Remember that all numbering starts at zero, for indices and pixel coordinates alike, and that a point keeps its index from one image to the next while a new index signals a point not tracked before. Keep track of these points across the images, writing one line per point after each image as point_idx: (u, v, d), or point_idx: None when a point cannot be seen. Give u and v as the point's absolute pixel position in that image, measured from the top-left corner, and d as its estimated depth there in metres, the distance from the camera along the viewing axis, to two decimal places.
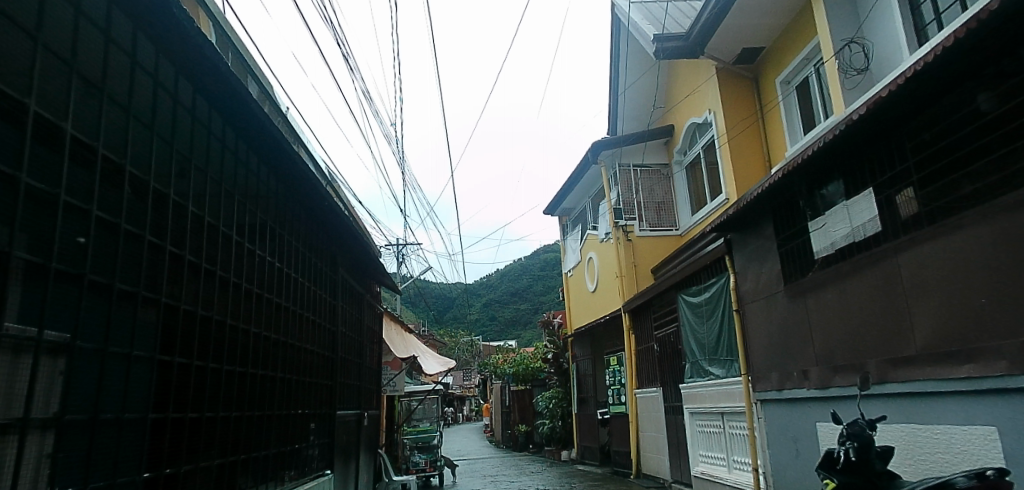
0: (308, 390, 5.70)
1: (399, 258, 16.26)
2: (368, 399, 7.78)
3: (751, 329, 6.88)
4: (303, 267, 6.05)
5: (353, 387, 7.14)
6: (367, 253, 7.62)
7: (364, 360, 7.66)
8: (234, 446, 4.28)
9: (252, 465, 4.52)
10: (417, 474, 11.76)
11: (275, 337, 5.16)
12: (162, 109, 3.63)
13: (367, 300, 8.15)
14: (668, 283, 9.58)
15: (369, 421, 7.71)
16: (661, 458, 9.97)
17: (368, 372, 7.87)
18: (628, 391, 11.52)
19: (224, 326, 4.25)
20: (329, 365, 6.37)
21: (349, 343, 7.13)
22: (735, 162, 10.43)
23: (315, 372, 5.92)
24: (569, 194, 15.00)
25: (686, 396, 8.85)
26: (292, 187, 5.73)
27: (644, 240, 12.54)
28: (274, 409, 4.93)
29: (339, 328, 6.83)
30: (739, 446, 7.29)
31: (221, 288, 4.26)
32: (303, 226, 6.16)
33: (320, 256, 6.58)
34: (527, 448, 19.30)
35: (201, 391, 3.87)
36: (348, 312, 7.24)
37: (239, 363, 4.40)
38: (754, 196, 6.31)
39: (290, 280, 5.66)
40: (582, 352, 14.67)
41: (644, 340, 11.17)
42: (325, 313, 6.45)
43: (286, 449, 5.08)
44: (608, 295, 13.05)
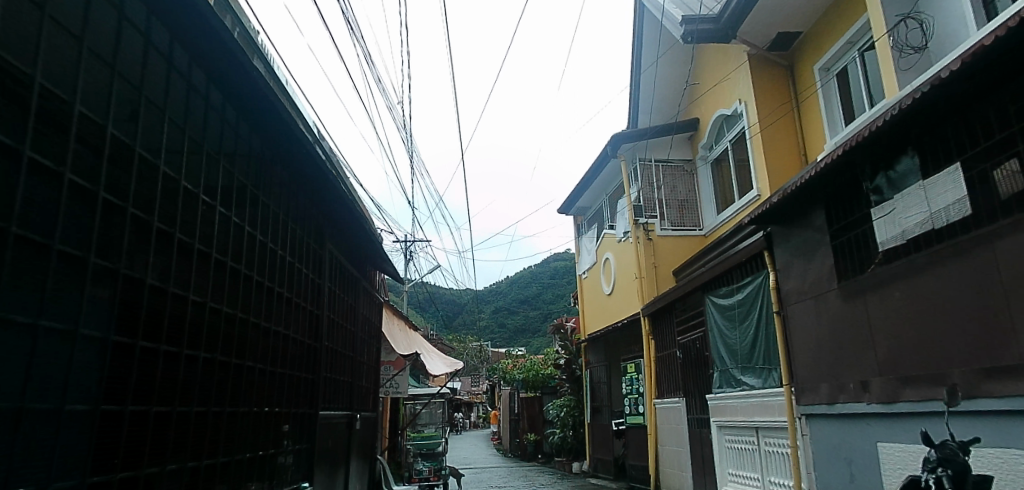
0: (291, 386, 4.99)
1: (406, 255, 15.56)
2: (362, 401, 7.05)
3: (796, 334, 6.08)
4: (296, 246, 5.30)
5: (343, 383, 6.37)
6: (370, 238, 6.90)
7: (357, 356, 6.91)
8: (207, 450, 3.59)
9: (226, 470, 3.81)
10: (420, 483, 11.01)
11: (261, 324, 4.46)
12: (133, 41, 2.95)
13: (365, 287, 7.41)
14: (694, 284, 8.77)
15: (362, 424, 6.99)
16: (683, 475, 9.16)
17: (363, 371, 7.13)
18: (647, 401, 10.71)
19: (203, 307, 3.56)
20: (318, 359, 5.66)
21: (339, 336, 6.38)
22: (768, 155, 9.58)
23: (300, 366, 5.22)
24: (585, 192, 14.18)
25: (714, 408, 8.03)
26: (285, 155, 4.97)
27: (665, 239, 11.63)
28: (251, 405, 4.20)
29: (331, 318, 6.10)
30: (777, 465, 6.51)
31: (201, 263, 3.57)
32: (297, 199, 5.39)
33: (315, 237, 5.82)
34: (535, 458, 18.52)
35: (169, 383, 3.18)
36: (342, 301, 6.48)
37: (216, 352, 3.71)
38: (806, 179, 5.51)
39: (280, 258, 4.90)
40: (596, 358, 13.88)
41: (665, 346, 10.33)
42: (314, 299, 5.70)
43: (262, 453, 4.35)
44: (626, 298, 12.17)
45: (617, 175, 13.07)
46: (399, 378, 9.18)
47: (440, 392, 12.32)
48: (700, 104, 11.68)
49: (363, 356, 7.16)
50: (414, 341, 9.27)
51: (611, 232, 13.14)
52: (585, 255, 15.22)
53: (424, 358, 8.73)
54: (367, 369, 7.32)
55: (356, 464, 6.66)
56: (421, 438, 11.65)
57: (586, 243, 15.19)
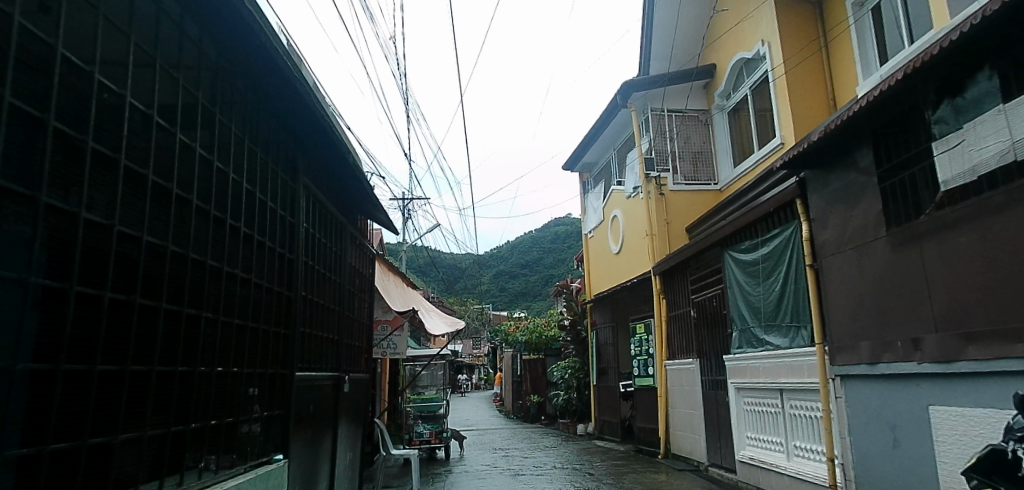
0: (277, 343, 4.35)
1: (405, 214, 14.93)
2: (357, 361, 6.53)
3: (831, 288, 5.53)
4: (281, 188, 4.58)
5: (327, 339, 5.51)
6: (359, 182, 5.99)
7: (349, 316, 6.27)
8: (162, 417, 2.86)
9: (177, 442, 2.99)
10: (421, 446, 10.65)
11: (240, 274, 3.76)
12: None
13: (351, 234, 6.52)
14: (713, 239, 8.17)
15: (355, 384, 6.42)
16: (696, 438, 8.78)
17: (357, 329, 6.56)
18: (656, 362, 10.28)
19: (164, 250, 2.85)
20: (309, 315, 5.00)
21: (332, 291, 5.76)
22: (795, 99, 8.73)
23: (292, 323, 4.56)
24: (592, 146, 13.37)
25: (731, 369, 7.60)
26: (269, 89, 4.19)
27: (678, 194, 10.87)
28: (210, 365, 3.33)
29: (320, 271, 5.43)
30: (804, 429, 6.13)
31: (162, 195, 2.86)
32: (281, 138, 4.64)
33: (305, 184, 5.09)
34: (538, 420, 18.38)
35: (116, 338, 2.50)
36: (333, 253, 5.82)
37: (182, 303, 3.02)
38: (854, 114, 4.83)
39: (263, 203, 4.21)
40: (602, 319, 13.42)
41: (679, 305, 9.76)
42: (304, 249, 5.02)
43: (225, 422, 3.50)
44: (635, 257, 11.58)
45: (626, 127, 12.15)
46: (397, 339, 8.72)
47: (441, 353, 11.89)
48: (718, 48, 10.80)
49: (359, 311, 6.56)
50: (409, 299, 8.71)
51: (619, 188, 12.40)
52: (591, 213, 14.53)
53: (425, 319, 8.25)
54: (361, 326, 6.75)
55: (350, 426, 6.13)
56: (420, 398, 11.21)
57: (592, 201, 14.51)
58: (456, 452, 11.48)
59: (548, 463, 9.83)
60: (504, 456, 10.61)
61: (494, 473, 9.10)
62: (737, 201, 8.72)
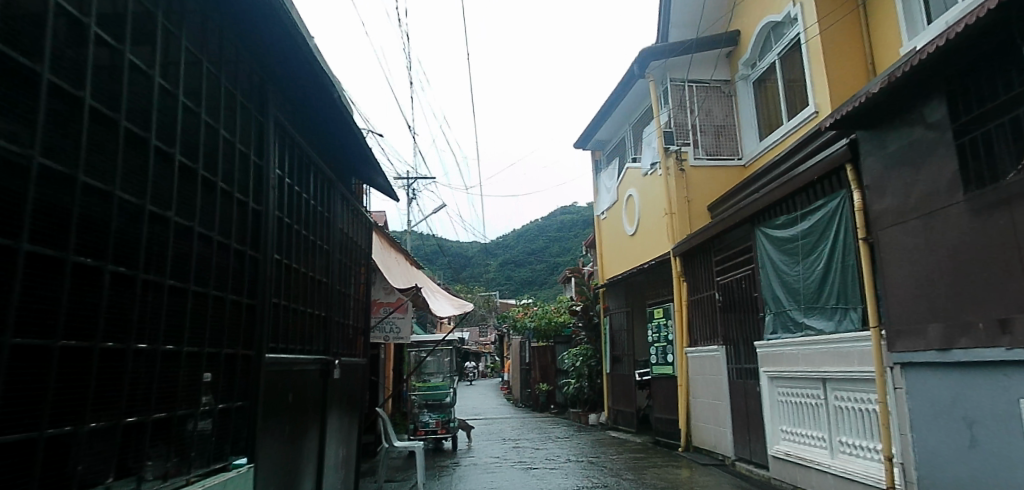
0: (246, 319, 3.58)
1: (409, 195, 14.29)
2: (353, 347, 5.89)
3: (889, 265, 4.85)
4: (267, 141, 3.91)
5: (304, 313, 4.58)
6: (350, 133, 5.03)
7: (341, 293, 5.52)
8: (28, 414, 1.89)
9: (58, 451, 2.03)
10: (426, 436, 10.07)
11: (207, 233, 3.09)
12: None
13: (342, 195, 5.61)
14: (742, 215, 7.49)
15: (348, 369, 5.67)
16: (722, 430, 8.20)
17: (354, 309, 5.85)
18: (676, 349, 9.66)
19: (111, 197, 2.27)
20: (288, 288, 4.23)
21: (326, 264, 5.09)
22: (830, 63, 7.95)
23: (267, 295, 3.79)
24: (605, 121, 12.65)
25: (764, 357, 7.04)
26: (238, 14, 3.36)
27: (699, 170, 10.14)
28: (122, 340, 2.35)
29: (312, 241, 4.75)
30: (850, 423, 5.60)
31: (108, 128, 2.28)
32: (268, 84, 3.97)
33: (293, 139, 4.42)
34: (548, 409, 17.88)
35: (40, 305, 1.94)
36: (328, 221, 5.16)
37: (139, 267, 2.44)
38: (939, 49, 3.97)
39: (242, 155, 3.55)
40: (615, 304, 12.79)
41: (702, 288, 9.11)
42: (292, 213, 4.34)
43: (152, 418, 2.56)
44: (652, 238, 10.92)
45: (643, 100, 11.41)
46: (401, 322, 8.17)
47: (447, 339, 11.30)
48: (743, 12, 9.96)
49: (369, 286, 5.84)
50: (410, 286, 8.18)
51: (635, 165, 11.69)
52: (604, 193, 13.83)
53: (429, 301, 7.63)
54: (355, 303, 5.97)
55: (342, 417, 5.44)
56: (426, 387, 10.66)
57: (605, 180, 13.80)
58: (464, 443, 10.93)
59: (561, 455, 9.25)
60: (514, 448, 10.07)
61: (504, 466, 8.56)
62: (769, 175, 8.01)
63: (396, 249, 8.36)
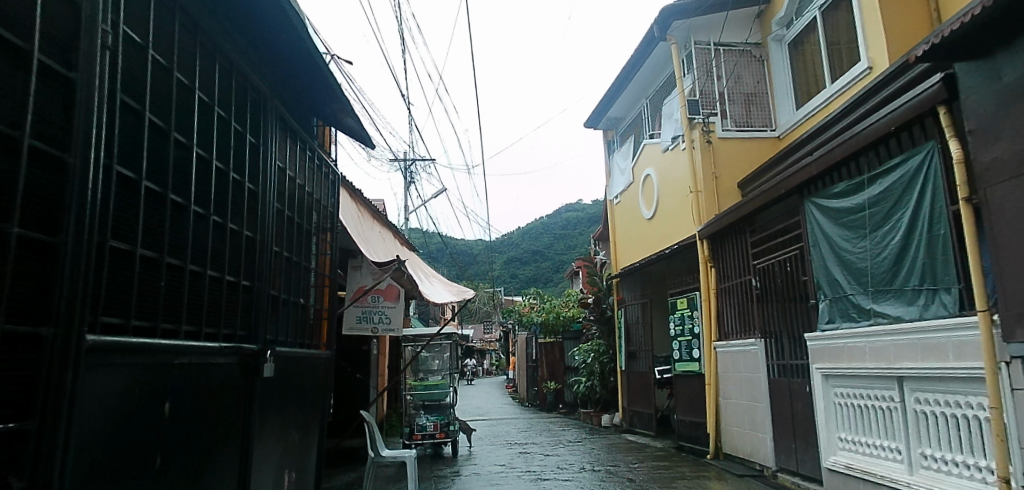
0: (28, 270, 1.81)
1: (407, 178, 13.21)
2: (307, 330, 4.47)
3: (999, 229, 3.77)
4: (184, 51, 2.81)
5: (196, 272, 2.89)
6: (292, 34, 3.48)
7: (278, 258, 3.93)
8: None
9: None
10: (423, 441, 9.01)
11: (56, 155, 1.91)
12: None
13: (285, 123, 4.09)
14: (788, 186, 6.41)
15: (292, 362, 4.08)
16: (761, 436, 7.13)
17: (314, 284, 4.64)
18: (703, 343, 8.60)
19: None
20: (163, 231, 2.57)
21: (277, 226, 3.92)
22: (889, 11, 6.84)
23: (96, 230, 2.10)
24: (620, 94, 11.55)
25: (815, 352, 5.99)
26: None
27: (728, 142, 9.03)
28: None
29: (246, 184, 3.44)
30: (937, 432, 4.53)
31: None
32: None
33: (237, 67, 3.37)
34: (556, 408, 16.86)
35: None
36: (287, 180, 4.12)
37: None
38: None
39: (129, 40, 2.36)
40: (631, 295, 11.70)
41: (736, 274, 8.04)
42: (224, 154, 3.20)
43: None
44: (675, 220, 9.82)
45: (663, 68, 10.30)
46: (391, 311, 7.13)
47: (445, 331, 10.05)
48: None
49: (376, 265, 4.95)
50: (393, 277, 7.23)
51: (654, 141, 10.60)
52: (618, 174, 12.74)
53: (422, 287, 6.58)
54: (303, 271, 4.39)
55: (287, 431, 3.96)
56: (423, 386, 9.62)
57: (619, 161, 12.70)
58: (466, 447, 9.90)
59: (572, 463, 8.21)
60: (520, 453, 9.03)
61: (509, 476, 7.51)
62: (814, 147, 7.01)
63: (379, 220, 7.36)
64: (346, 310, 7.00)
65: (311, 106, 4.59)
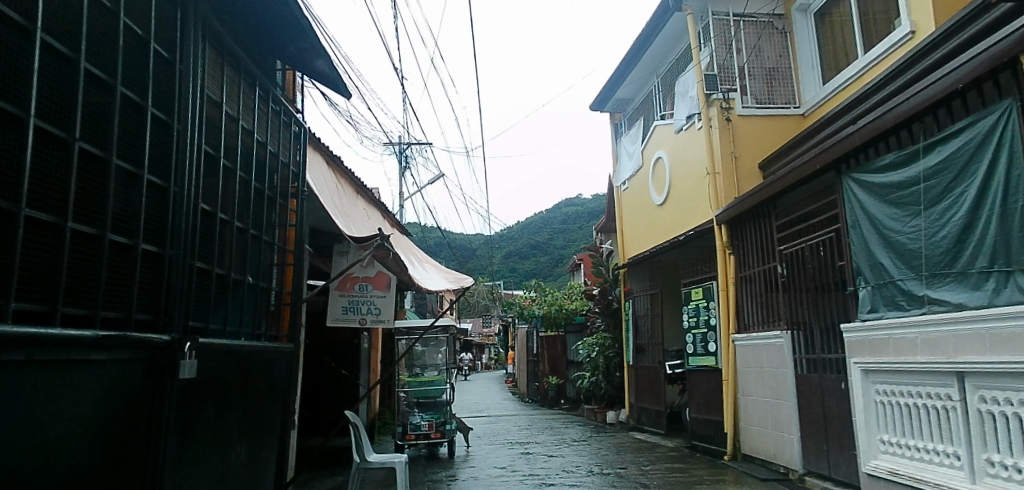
0: None
1: (402, 162, 12.54)
2: (262, 317, 3.73)
3: None
4: None
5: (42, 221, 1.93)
6: None
7: (203, 222, 2.97)
8: None
9: None
10: (417, 441, 8.44)
11: None
12: None
13: (245, 66, 3.47)
14: (823, 161, 5.80)
15: (229, 358, 3.11)
16: (787, 437, 6.52)
17: (278, 261, 4.01)
18: (719, 336, 7.99)
19: None
20: (48, 183, 1.96)
21: (233, 189, 3.31)
22: None
23: None
24: (630, 72, 10.92)
25: (852, 345, 5.39)
26: None
27: (748, 120, 8.42)
28: None
29: (195, 138, 2.86)
30: (1004, 436, 3.93)
31: None
32: None
33: None
34: (558, 404, 16.30)
35: None
36: (243, 135, 3.49)
37: None
38: None
39: None
40: (639, 286, 11.09)
41: (758, 261, 7.43)
42: (157, 97, 2.60)
43: None
44: (690, 206, 9.21)
45: (676, 43, 9.68)
46: (381, 300, 6.51)
47: (442, 323, 9.45)
48: None
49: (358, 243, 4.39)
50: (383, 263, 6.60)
51: (667, 122, 9.97)
52: (625, 159, 12.11)
53: (415, 271, 5.94)
54: (243, 241, 3.46)
55: (222, 447, 3.03)
56: (416, 382, 9.02)
57: (627, 145, 12.07)
58: (464, 446, 9.30)
59: (578, 464, 7.60)
60: (523, 454, 8.44)
61: (511, 479, 6.94)
62: (848, 124, 6.46)
63: (362, 195, 6.71)
64: (331, 299, 6.40)
65: (276, 49, 3.97)
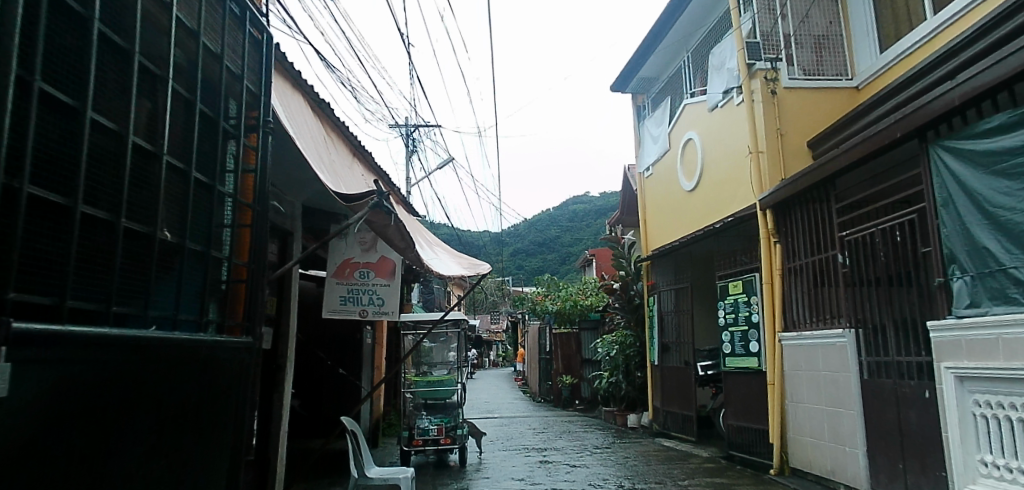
0: None
1: (409, 146, 11.74)
2: (195, 295, 2.37)
3: None
4: None
5: None
6: None
7: (37, 119, 1.63)
8: None
9: None
10: (425, 447, 7.60)
11: None
12: None
13: None
14: (904, 129, 4.92)
15: (123, 351, 1.81)
16: (850, 452, 5.63)
17: (233, 223, 2.71)
18: (764, 334, 7.11)
19: None
20: None
21: (206, 133, 2.49)
22: None
23: None
24: (657, 47, 10.06)
25: (942, 347, 4.52)
26: None
27: (795, 93, 7.53)
28: None
29: (149, 67, 2.07)
30: None
31: None
32: None
33: None
34: (572, 405, 15.47)
35: None
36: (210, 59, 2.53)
37: None
38: None
39: None
40: (664, 280, 10.24)
41: (810, 251, 6.55)
42: None
43: None
44: (726, 190, 8.34)
45: (711, 10, 8.80)
46: (385, 289, 5.69)
47: (453, 318, 8.65)
48: None
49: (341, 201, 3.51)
50: (386, 247, 5.79)
51: (699, 99, 9.09)
52: (649, 143, 11.24)
53: (423, 253, 5.10)
54: (149, 165, 2.08)
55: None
56: (425, 382, 8.21)
57: (651, 128, 11.20)
58: (475, 453, 8.50)
59: (604, 477, 6.76)
60: (541, 463, 7.61)
61: None
62: (920, 92, 5.60)
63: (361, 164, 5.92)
64: (327, 287, 5.58)
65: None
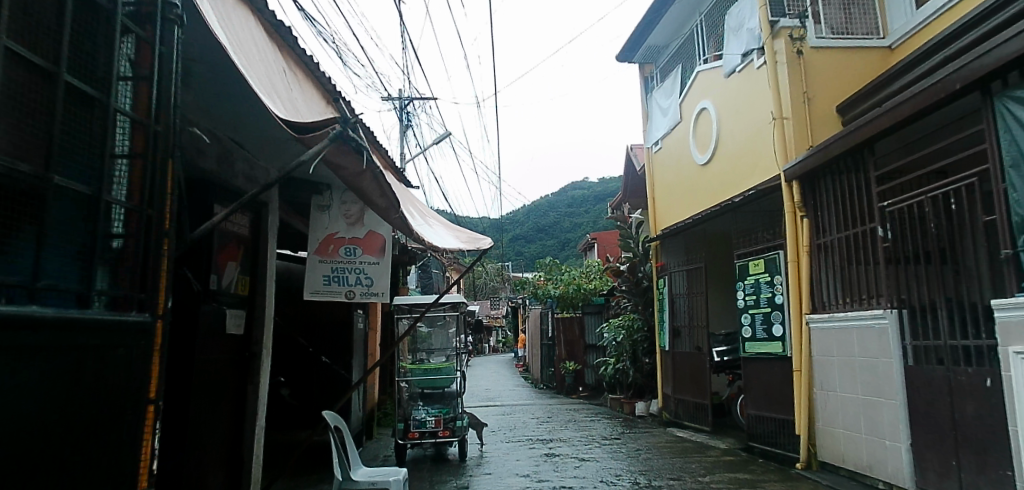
0: None
1: (403, 121, 11.09)
2: (55, 250, 1.68)
3: None
4: None
5: None
6: None
7: None
8: None
9: None
10: (422, 440, 7.06)
11: None
12: None
13: None
14: (966, 81, 4.27)
15: None
16: (892, 447, 5.06)
17: (130, 151, 1.97)
18: (790, 316, 6.52)
19: None
20: None
21: (104, 43, 1.86)
22: None
23: None
24: (667, 11, 9.38)
25: (1007, 330, 3.93)
26: None
27: (822, 54, 6.87)
28: None
29: None
30: None
31: None
32: None
33: None
34: (576, 391, 14.97)
35: None
36: None
37: None
38: None
39: None
40: (675, 260, 9.64)
41: (842, 225, 5.93)
42: None
43: None
44: (746, 161, 7.71)
45: None
46: (374, 268, 5.09)
47: (451, 302, 8.05)
48: None
49: (296, 139, 2.62)
50: (373, 220, 5.17)
51: (715, 64, 8.43)
52: (658, 116, 10.58)
53: (415, 223, 4.48)
54: None
55: None
56: (422, 371, 7.63)
57: (660, 100, 10.53)
58: (476, 446, 7.97)
59: (616, 473, 6.20)
60: (547, 457, 7.07)
61: None
62: (974, 43, 4.95)
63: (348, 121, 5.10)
64: (308, 266, 4.97)
65: None
